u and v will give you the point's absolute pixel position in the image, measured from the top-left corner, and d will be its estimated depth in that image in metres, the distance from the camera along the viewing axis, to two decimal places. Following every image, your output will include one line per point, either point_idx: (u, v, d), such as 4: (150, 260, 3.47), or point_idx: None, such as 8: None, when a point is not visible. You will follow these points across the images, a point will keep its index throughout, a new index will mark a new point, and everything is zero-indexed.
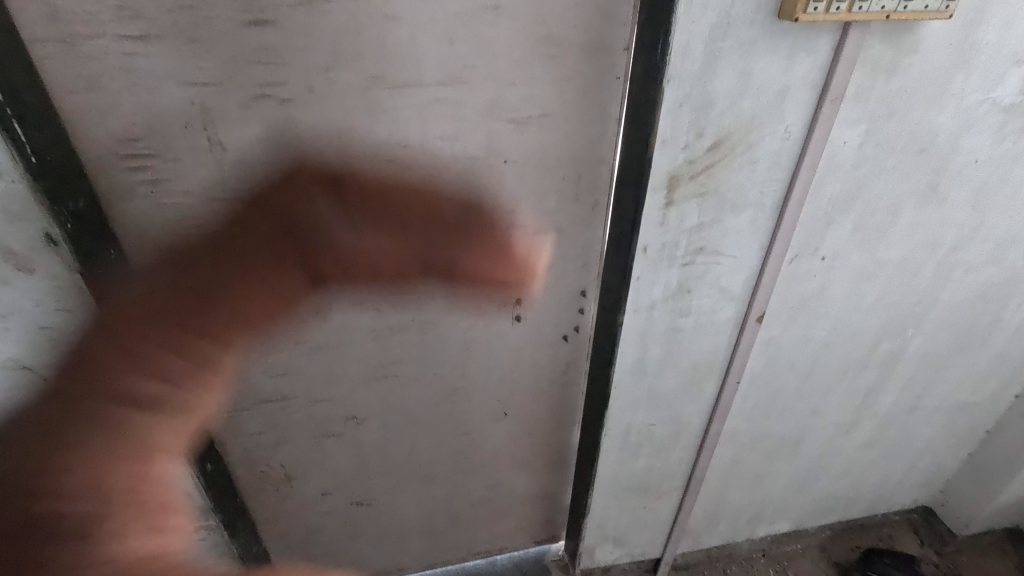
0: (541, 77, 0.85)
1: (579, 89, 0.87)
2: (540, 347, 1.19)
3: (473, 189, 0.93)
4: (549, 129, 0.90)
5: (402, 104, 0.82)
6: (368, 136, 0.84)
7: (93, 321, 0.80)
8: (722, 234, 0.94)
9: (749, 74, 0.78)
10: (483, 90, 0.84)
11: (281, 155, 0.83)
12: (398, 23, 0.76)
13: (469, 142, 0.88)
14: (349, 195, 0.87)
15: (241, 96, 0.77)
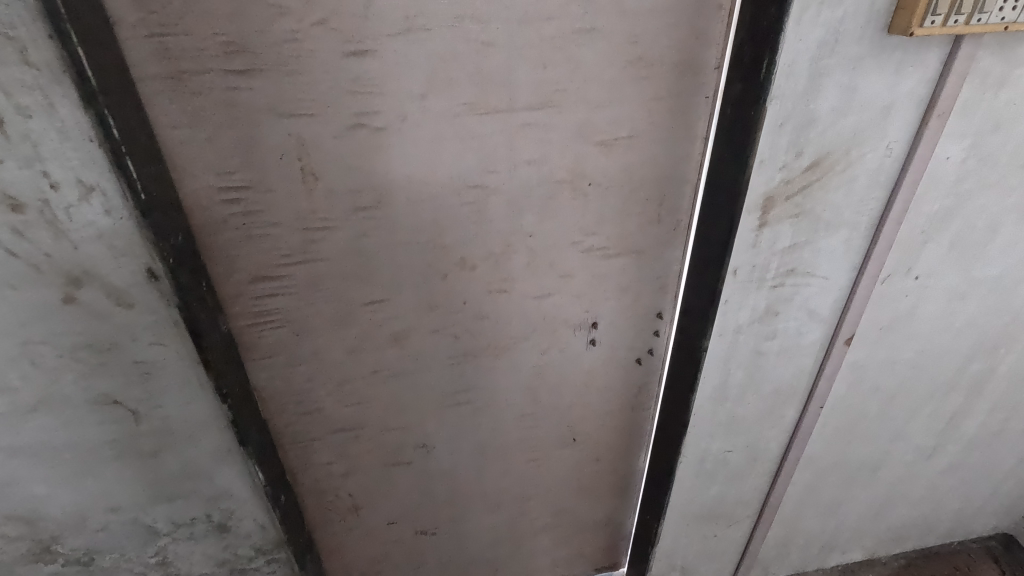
0: (632, 98, 0.83)
1: (668, 109, 0.85)
2: (613, 371, 1.16)
3: (557, 213, 0.91)
4: (635, 151, 0.88)
5: (492, 129, 0.81)
6: (457, 162, 0.83)
7: (186, 354, 0.79)
8: (814, 255, 0.91)
9: (854, 90, 0.75)
10: (573, 114, 0.82)
11: (370, 185, 0.82)
12: (494, 49, 0.75)
13: (556, 166, 0.86)
14: (437, 220, 0.87)
15: (336, 126, 0.76)
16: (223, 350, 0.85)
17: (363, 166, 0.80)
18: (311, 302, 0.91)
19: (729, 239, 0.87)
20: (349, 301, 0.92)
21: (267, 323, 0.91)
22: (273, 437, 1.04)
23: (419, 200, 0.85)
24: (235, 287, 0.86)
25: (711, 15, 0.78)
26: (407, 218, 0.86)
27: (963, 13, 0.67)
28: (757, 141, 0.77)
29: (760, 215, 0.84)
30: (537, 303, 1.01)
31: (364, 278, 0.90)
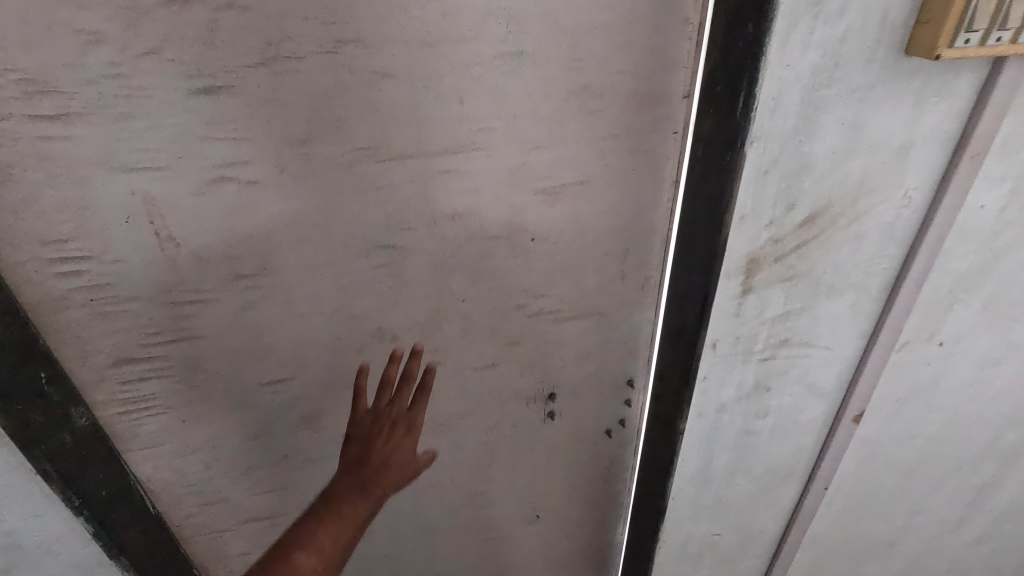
0: (578, 137, 0.66)
1: (625, 149, 0.68)
2: (579, 444, 0.99)
3: (495, 273, 0.74)
4: (587, 200, 0.71)
5: (400, 178, 0.64)
6: (358, 219, 0.66)
7: (17, 465, 0.63)
8: (813, 324, 0.73)
9: (860, 127, 0.57)
10: (504, 156, 0.65)
11: (250, 249, 0.65)
12: (391, 81, 0.58)
13: (488, 220, 0.70)
14: (342, 287, 0.71)
15: (191, 182, 0.59)
16: (78, 450, 0.69)
17: (236, 227, 0.63)
18: (195, 385, 0.74)
19: (706, 308, 0.69)
20: (243, 382, 0.76)
21: (143, 409, 0.75)
22: (171, 533, 0.88)
23: (316, 264, 0.68)
24: (95, 372, 0.70)
25: (673, 31, 0.61)
26: (303, 285, 0.69)
27: (1008, 27, 0.50)
28: (735, 194, 0.60)
29: (744, 280, 0.67)
30: (479, 373, 0.84)
31: (258, 355, 0.74)
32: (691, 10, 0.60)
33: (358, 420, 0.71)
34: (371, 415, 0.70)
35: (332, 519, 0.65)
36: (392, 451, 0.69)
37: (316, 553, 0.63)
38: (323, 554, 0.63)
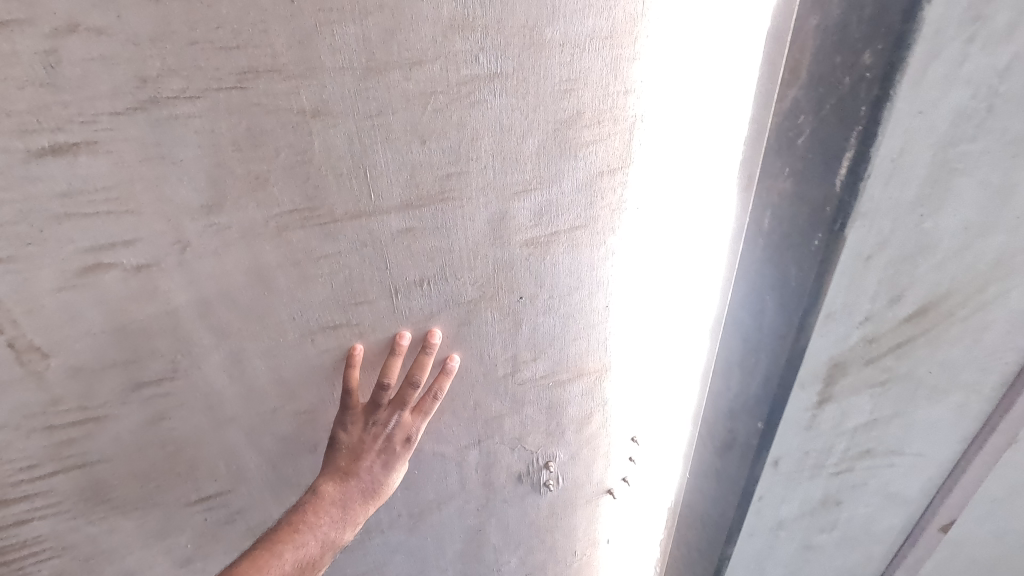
0: (572, 178, 0.52)
1: (630, 186, 0.54)
2: (580, 511, 0.85)
3: (475, 342, 0.60)
4: (583, 250, 0.57)
5: (347, 243, 0.49)
6: (296, 297, 0.50)
7: None
8: (906, 428, 0.57)
9: (1008, 194, 0.40)
10: (480, 205, 0.51)
11: (152, 351, 0.49)
12: (325, 121, 0.43)
13: (463, 282, 0.55)
14: (283, 379, 0.55)
15: (49, 275, 0.42)
16: None
17: (126, 326, 0.47)
18: (96, 518, 0.57)
19: (767, 425, 0.51)
20: (164, 504, 0.59)
21: (27, 557, 0.57)
22: None
23: (244, 358, 0.52)
24: None
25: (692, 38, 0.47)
26: (230, 384, 0.53)
27: None
28: (826, 290, 0.41)
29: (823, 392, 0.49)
30: (462, 453, 0.70)
31: (180, 473, 0.57)
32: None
33: (332, 459, 0.60)
34: (349, 452, 0.60)
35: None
36: (360, 509, 0.61)
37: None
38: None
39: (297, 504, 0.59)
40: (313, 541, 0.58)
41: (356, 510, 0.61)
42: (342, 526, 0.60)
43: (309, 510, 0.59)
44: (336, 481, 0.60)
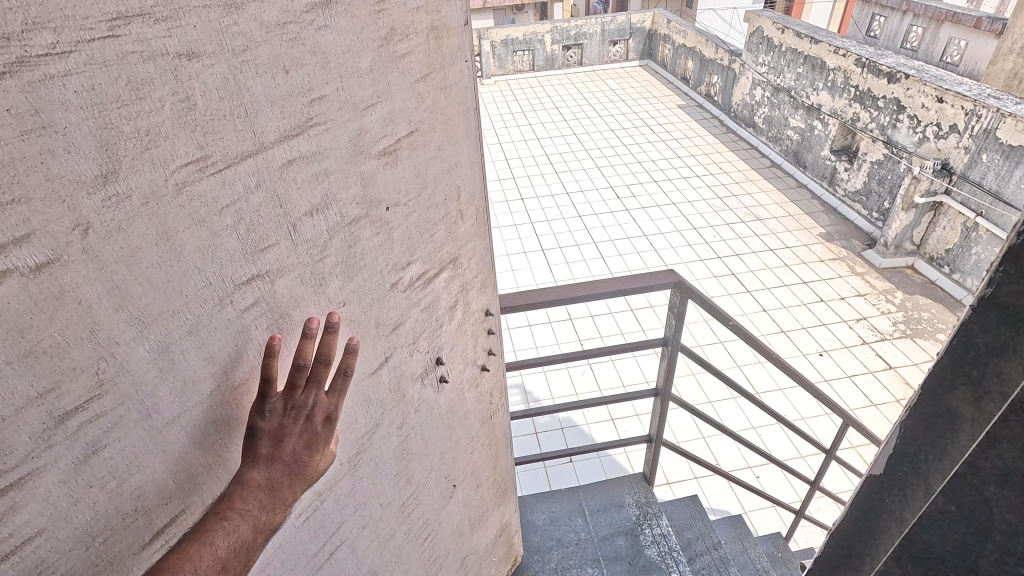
0: (399, 88, 0.71)
1: (435, 87, 0.78)
2: (466, 390, 1.10)
3: (365, 257, 0.73)
4: (417, 148, 0.77)
5: (243, 186, 0.56)
6: (208, 258, 0.55)
7: None
8: None
9: None
10: (343, 125, 0.64)
11: (72, 369, 0.48)
12: (199, 62, 0.50)
13: (344, 200, 0.67)
14: (212, 360, 0.59)
15: None
16: None
17: (36, 347, 0.45)
18: None
19: None
20: (117, 558, 0.56)
21: None
22: None
23: (169, 346, 0.54)
24: None
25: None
26: (160, 379, 0.54)
27: None
28: None
29: None
30: (376, 377, 0.81)
31: (129, 508, 0.55)
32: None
33: (253, 447, 0.63)
34: (270, 437, 0.64)
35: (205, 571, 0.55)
36: (288, 491, 0.64)
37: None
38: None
39: (222, 496, 0.61)
40: (243, 524, 0.59)
41: (284, 494, 0.64)
42: (271, 512, 0.62)
43: (234, 498, 0.61)
44: (262, 463, 0.63)
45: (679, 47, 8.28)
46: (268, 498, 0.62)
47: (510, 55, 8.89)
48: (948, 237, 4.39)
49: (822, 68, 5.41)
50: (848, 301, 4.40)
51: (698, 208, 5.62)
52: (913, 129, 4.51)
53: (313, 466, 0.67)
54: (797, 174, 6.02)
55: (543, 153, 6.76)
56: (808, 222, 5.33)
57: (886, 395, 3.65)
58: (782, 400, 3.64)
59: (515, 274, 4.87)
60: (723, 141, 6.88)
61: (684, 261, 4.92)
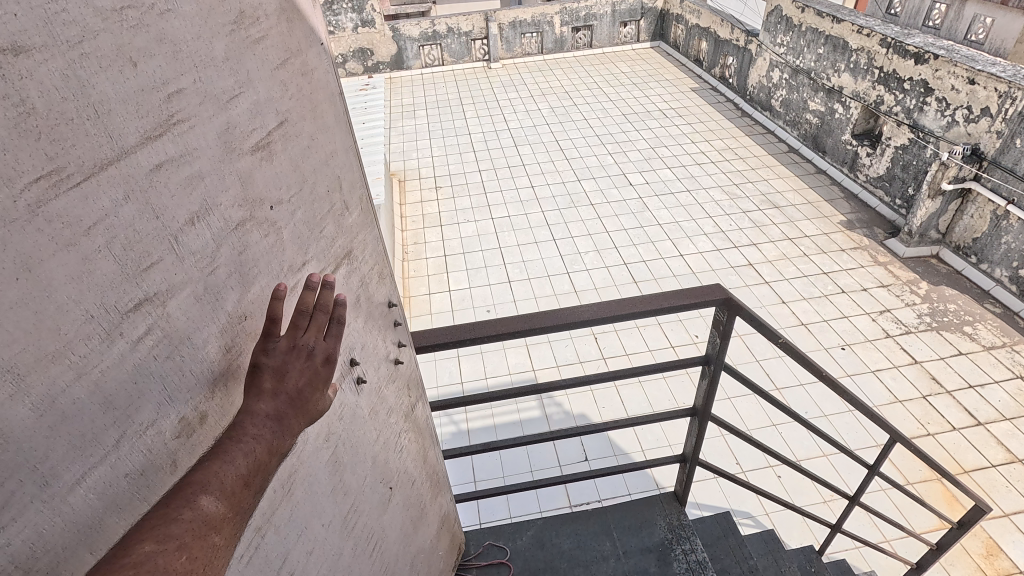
0: (264, 76, 0.65)
1: (298, 71, 0.71)
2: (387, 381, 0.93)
3: (257, 261, 0.66)
4: (292, 138, 0.70)
5: (110, 200, 0.50)
6: (84, 288, 0.49)
7: None
8: None
9: None
10: (209, 122, 0.58)
11: None
12: (31, 57, 0.43)
13: (223, 205, 0.61)
14: (112, 406, 0.53)
15: None
16: None
17: None
18: None
19: None
20: None
21: None
22: None
23: (58, 394, 0.48)
24: None
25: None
26: (51, 439, 0.48)
27: None
28: None
29: None
30: None
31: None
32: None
33: (259, 382, 0.65)
34: (272, 373, 0.65)
35: (222, 497, 0.56)
36: (297, 423, 0.65)
37: (202, 534, 0.52)
38: (212, 538, 0.53)
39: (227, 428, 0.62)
40: (255, 448, 0.61)
41: (291, 426, 0.64)
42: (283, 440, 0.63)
43: (244, 426, 0.62)
44: (270, 396, 0.64)
45: (693, 26, 8.02)
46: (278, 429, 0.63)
47: (518, 37, 8.66)
48: (976, 225, 4.23)
49: (844, 48, 5.19)
50: (870, 292, 4.26)
51: (713, 195, 5.47)
52: (942, 113, 4.31)
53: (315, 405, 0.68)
54: (816, 158, 5.83)
55: (552, 139, 6.61)
56: (828, 209, 5.16)
57: (912, 391, 3.52)
58: (803, 396, 3.53)
59: (527, 264, 4.77)
60: (738, 124, 6.67)
61: (700, 250, 4.78)
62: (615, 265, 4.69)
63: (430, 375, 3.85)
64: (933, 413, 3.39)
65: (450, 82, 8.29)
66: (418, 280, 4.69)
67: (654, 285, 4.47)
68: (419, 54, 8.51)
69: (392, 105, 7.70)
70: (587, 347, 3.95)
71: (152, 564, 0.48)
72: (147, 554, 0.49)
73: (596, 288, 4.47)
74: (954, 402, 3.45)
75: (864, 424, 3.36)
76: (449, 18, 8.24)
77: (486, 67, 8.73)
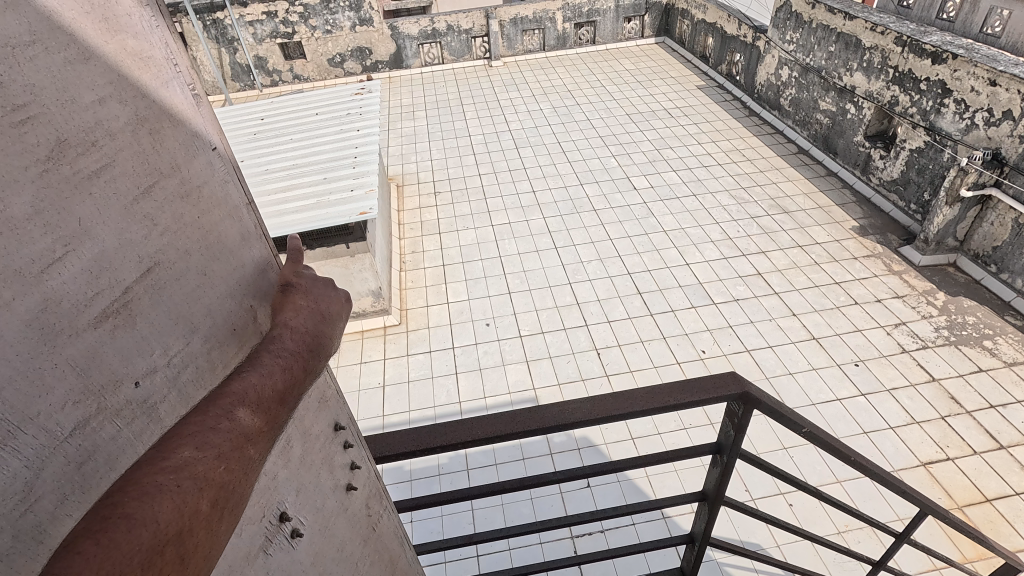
0: (112, 218, 0.46)
1: (175, 193, 0.53)
2: (334, 532, 0.69)
3: (115, 465, 0.46)
4: (168, 286, 0.51)
5: None
6: None
7: None
8: None
9: None
10: (11, 307, 0.39)
11: None
12: None
13: (48, 417, 0.41)
14: None
15: None
16: None
17: None
18: None
19: None
20: None
21: None
22: None
23: None
24: None
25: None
26: None
27: None
28: None
29: None
30: None
31: None
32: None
33: (290, 301, 0.63)
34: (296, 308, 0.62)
35: (259, 407, 0.50)
36: (333, 338, 0.62)
37: (242, 446, 0.46)
38: (249, 451, 0.47)
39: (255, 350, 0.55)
40: (292, 359, 0.55)
41: (325, 349, 0.61)
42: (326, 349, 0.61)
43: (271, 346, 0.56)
44: (305, 310, 0.62)
45: (699, 22, 7.81)
46: (319, 338, 0.60)
47: (519, 34, 8.47)
48: (997, 233, 4.04)
49: (857, 46, 4.99)
50: (885, 304, 4.09)
51: (721, 199, 5.29)
52: (960, 116, 4.12)
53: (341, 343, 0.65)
54: (827, 160, 5.64)
55: (554, 141, 6.43)
56: (839, 214, 4.99)
57: (930, 411, 3.37)
58: (815, 417, 3.38)
59: (528, 274, 4.61)
60: (745, 124, 6.48)
61: (707, 259, 4.61)
62: (619, 275, 4.53)
63: (427, 394, 3.72)
64: (952, 436, 3.24)
65: (450, 82, 8.12)
66: (415, 291, 4.55)
67: (660, 296, 4.31)
68: (418, 53, 8.34)
69: (390, 106, 7.54)
70: (590, 364, 3.82)
71: (189, 473, 0.42)
72: (187, 461, 0.43)
73: (599, 299, 4.31)
74: (975, 423, 3.29)
75: (881, 448, 3.20)
76: (448, 15, 8.06)
77: (486, 65, 8.55)
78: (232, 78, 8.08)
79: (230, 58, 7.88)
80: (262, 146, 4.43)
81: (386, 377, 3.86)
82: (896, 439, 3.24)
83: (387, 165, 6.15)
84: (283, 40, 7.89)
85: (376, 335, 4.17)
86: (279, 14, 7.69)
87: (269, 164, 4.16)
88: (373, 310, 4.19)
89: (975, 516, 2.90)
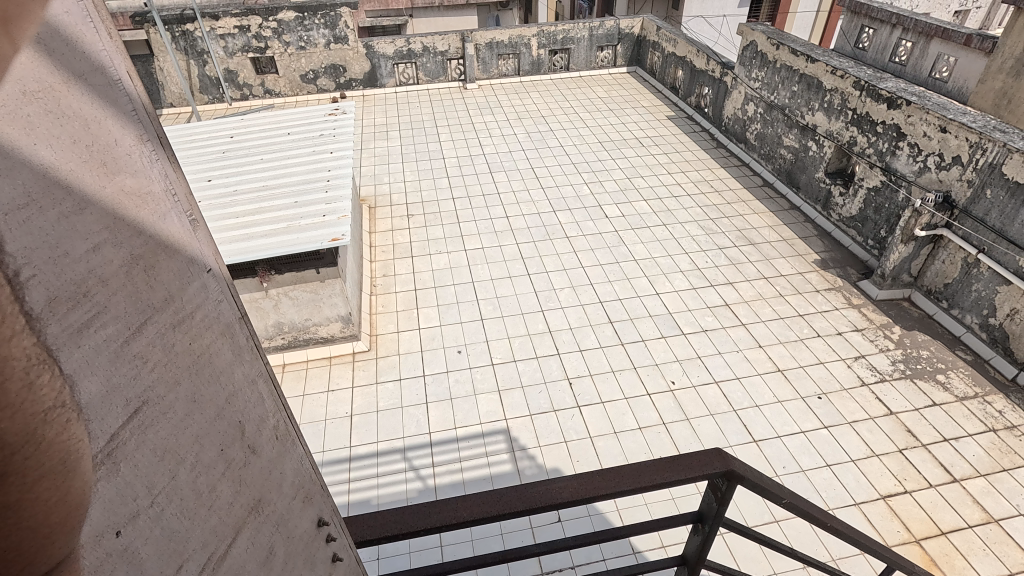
0: (124, 427, 0.40)
1: (188, 356, 0.47)
2: None
3: None
4: (168, 472, 0.45)
5: None
6: None
7: None
8: None
9: None
10: None
11: None
12: None
13: None
14: None
15: None
16: None
17: None
18: None
19: None
20: None
21: None
22: None
23: None
24: None
25: (128, 118, 0.43)
26: None
27: None
28: None
29: None
30: None
31: None
32: (120, 68, 0.43)
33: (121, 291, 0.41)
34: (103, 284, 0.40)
35: None
36: (97, 327, 0.37)
37: None
38: None
39: (107, 498, 0.38)
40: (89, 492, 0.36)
41: (103, 383, 0.38)
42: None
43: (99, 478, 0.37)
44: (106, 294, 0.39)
45: (669, 54, 8.05)
46: (92, 358, 0.36)
47: (495, 57, 8.54)
48: (947, 271, 4.24)
49: (818, 87, 5.22)
50: (845, 337, 4.23)
51: (690, 230, 5.41)
52: (913, 158, 4.34)
53: (111, 300, 0.39)
54: (789, 194, 5.84)
55: (527, 166, 6.48)
56: (802, 247, 5.16)
57: (888, 444, 3.48)
58: (780, 450, 3.45)
59: (501, 300, 4.60)
60: (713, 155, 6.67)
61: (676, 288, 4.70)
62: (590, 303, 4.56)
63: (396, 424, 3.65)
64: (910, 469, 3.35)
65: (424, 102, 8.13)
66: (386, 316, 4.48)
67: (631, 326, 4.36)
68: (393, 72, 8.35)
69: (364, 125, 7.50)
70: (561, 395, 3.81)
71: None
72: None
73: (571, 327, 4.33)
74: (931, 456, 3.41)
75: (842, 481, 3.29)
76: (425, 36, 8.09)
77: (462, 87, 8.59)
78: (200, 91, 7.90)
79: (200, 70, 7.73)
80: (231, 166, 4.32)
81: (354, 406, 3.77)
82: (857, 471, 3.34)
83: (359, 186, 6.09)
84: (256, 55, 7.79)
85: (344, 362, 4.08)
86: (252, 29, 7.60)
87: (237, 186, 4.05)
88: (341, 336, 4.10)
89: (932, 548, 2.99)
